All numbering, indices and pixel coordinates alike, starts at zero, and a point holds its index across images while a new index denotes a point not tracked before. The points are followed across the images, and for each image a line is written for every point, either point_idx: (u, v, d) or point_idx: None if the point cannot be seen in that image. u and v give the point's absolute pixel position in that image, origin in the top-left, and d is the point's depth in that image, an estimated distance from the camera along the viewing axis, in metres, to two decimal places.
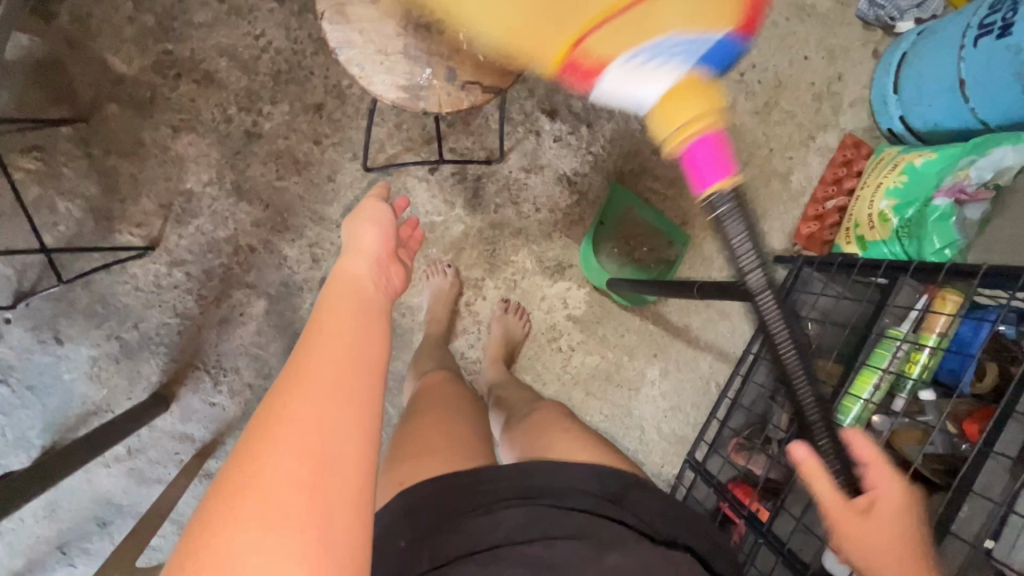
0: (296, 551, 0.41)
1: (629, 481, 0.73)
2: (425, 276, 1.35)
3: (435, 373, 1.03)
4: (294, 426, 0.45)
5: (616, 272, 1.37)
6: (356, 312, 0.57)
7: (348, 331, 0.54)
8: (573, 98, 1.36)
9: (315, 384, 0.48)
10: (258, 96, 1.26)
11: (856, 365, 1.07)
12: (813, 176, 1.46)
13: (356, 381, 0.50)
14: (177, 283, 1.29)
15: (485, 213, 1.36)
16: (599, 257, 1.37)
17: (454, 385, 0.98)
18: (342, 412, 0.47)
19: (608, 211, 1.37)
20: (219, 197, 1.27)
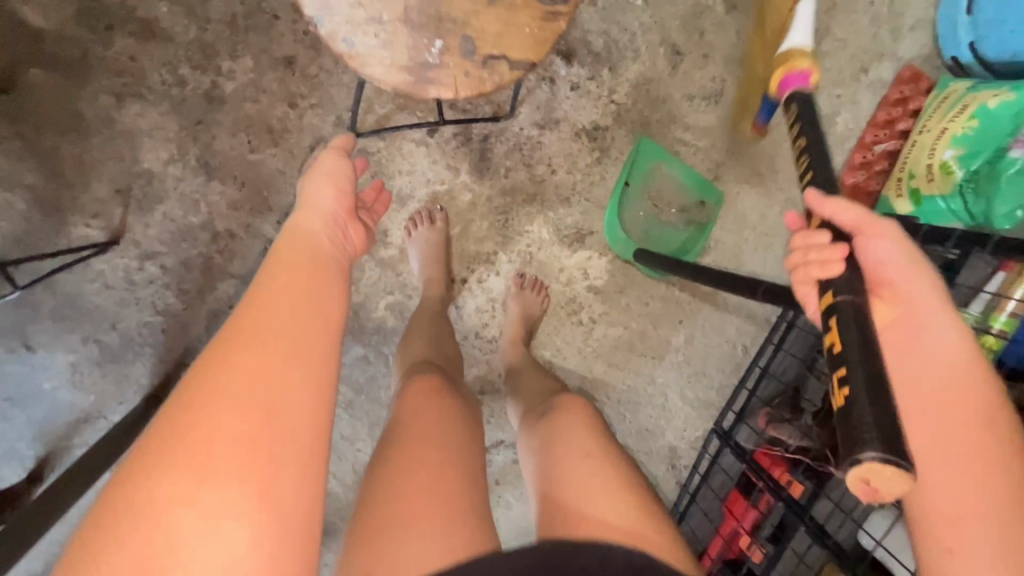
0: (236, 508, 0.47)
1: (635, 561, 0.60)
2: (407, 228, 1.18)
3: (422, 378, 0.85)
4: (243, 386, 0.51)
5: (641, 240, 1.25)
6: (310, 272, 0.63)
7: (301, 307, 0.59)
8: (592, 35, 1.14)
9: (266, 344, 0.54)
10: (215, 50, 1.04)
11: None
12: (863, 116, 1.28)
13: (307, 347, 0.56)
14: (153, 278, 1.14)
15: (495, 179, 1.19)
16: (623, 222, 1.24)
17: (440, 397, 0.80)
18: (293, 374, 0.54)
19: (635, 171, 1.22)
20: (185, 177, 1.09)
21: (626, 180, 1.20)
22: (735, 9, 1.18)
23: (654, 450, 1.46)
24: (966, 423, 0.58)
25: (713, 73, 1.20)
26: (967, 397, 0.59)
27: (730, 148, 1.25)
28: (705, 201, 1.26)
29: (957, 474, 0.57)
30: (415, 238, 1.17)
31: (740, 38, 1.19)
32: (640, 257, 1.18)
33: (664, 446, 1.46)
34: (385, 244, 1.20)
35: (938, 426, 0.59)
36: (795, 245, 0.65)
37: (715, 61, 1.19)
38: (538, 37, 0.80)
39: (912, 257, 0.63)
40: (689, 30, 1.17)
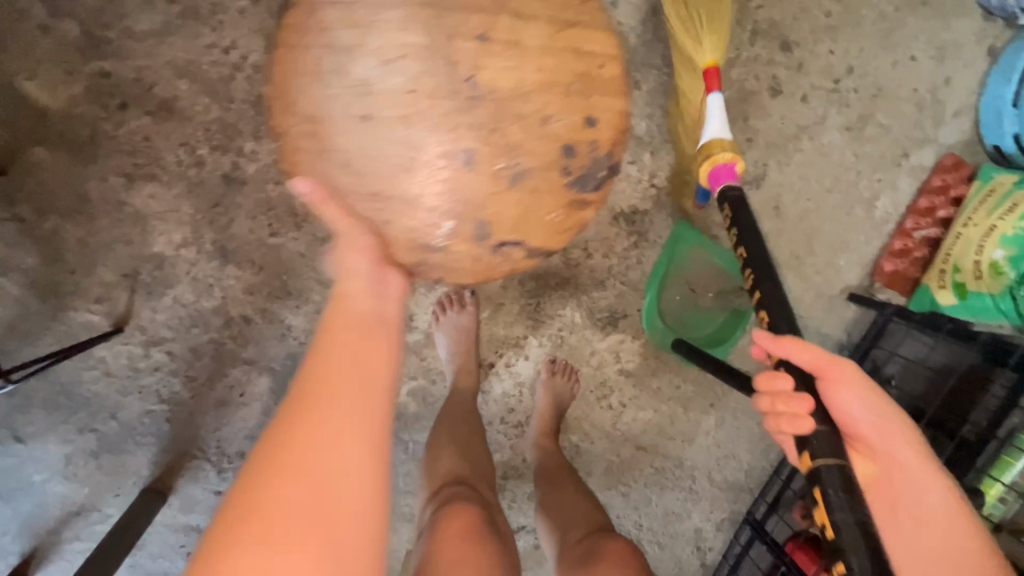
0: None
1: None
2: (435, 313, 1.11)
3: (454, 512, 0.77)
4: (287, 467, 0.46)
5: (677, 326, 1.19)
6: (364, 323, 0.55)
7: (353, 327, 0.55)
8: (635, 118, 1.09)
9: (315, 409, 0.49)
10: (236, 130, 0.97)
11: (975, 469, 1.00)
12: (902, 201, 1.25)
13: (356, 411, 0.50)
14: (158, 365, 1.05)
15: (528, 263, 1.14)
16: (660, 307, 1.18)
17: (479, 542, 0.73)
18: (342, 444, 0.48)
19: (674, 253, 1.15)
20: (197, 261, 1.01)
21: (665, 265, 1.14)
22: (780, 93, 1.14)
23: (679, 534, 1.39)
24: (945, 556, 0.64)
25: (755, 157, 1.16)
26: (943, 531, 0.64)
27: (768, 231, 1.22)
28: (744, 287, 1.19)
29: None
30: (445, 324, 1.10)
31: (783, 123, 1.15)
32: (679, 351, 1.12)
33: (689, 529, 1.39)
34: (411, 328, 1.14)
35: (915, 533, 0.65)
36: (760, 390, 0.64)
37: (757, 146, 1.15)
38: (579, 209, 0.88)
39: (873, 394, 0.65)
40: (731, 115, 1.13)
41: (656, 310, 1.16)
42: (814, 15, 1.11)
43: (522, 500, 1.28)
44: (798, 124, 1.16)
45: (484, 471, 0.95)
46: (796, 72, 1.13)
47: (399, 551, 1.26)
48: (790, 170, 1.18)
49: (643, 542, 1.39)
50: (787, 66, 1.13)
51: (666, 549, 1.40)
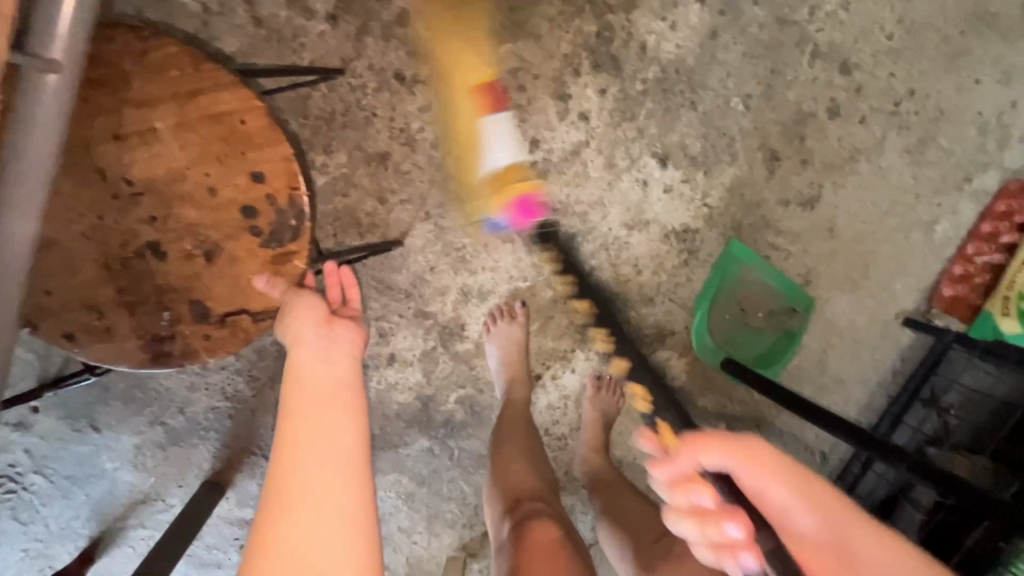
0: (337, 487, 0.54)
1: None
2: (486, 324, 1.13)
3: (539, 528, 0.83)
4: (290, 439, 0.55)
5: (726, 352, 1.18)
6: (310, 346, 0.64)
7: (327, 369, 0.62)
8: (690, 138, 1.10)
9: (302, 437, 0.56)
10: (310, 144, 1.02)
11: None
12: (962, 226, 1.22)
13: (333, 410, 0.58)
14: (225, 363, 1.11)
15: (578, 278, 1.15)
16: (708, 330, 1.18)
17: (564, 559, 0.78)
18: (329, 437, 0.56)
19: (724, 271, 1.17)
20: None
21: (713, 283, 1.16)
22: (838, 116, 1.13)
23: None
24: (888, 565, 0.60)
25: (810, 178, 1.16)
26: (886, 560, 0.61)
27: (822, 253, 1.21)
28: (794, 307, 1.20)
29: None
30: (494, 335, 1.11)
31: (840, 145, 1.15)
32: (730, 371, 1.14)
33: None
34: (462, 337, 1.16)
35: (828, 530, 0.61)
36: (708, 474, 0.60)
37: (812, 167, 1.15)
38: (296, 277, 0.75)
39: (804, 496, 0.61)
40: (788, 136, 1.13)
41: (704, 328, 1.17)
42: (875, 38, 1.11)
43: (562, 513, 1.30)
44: (855, 146, 1.15)
45: (551, 481, 0.99)
46: (855, 95, 1.13)
47: (440, 556, 1.27)
48: (846, 192, 1.18)
49: None
50: (846, 89, 1.12)
51: None
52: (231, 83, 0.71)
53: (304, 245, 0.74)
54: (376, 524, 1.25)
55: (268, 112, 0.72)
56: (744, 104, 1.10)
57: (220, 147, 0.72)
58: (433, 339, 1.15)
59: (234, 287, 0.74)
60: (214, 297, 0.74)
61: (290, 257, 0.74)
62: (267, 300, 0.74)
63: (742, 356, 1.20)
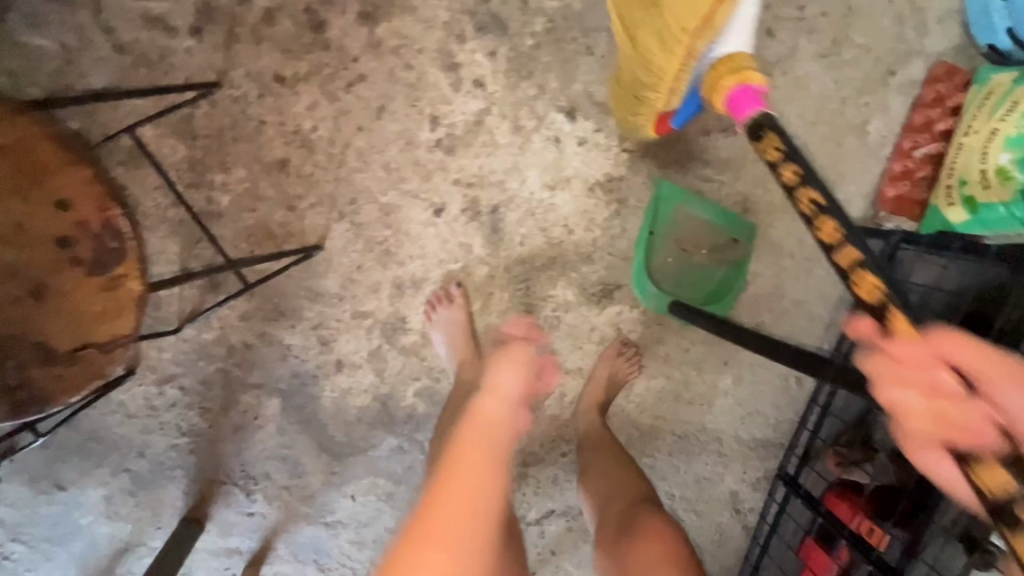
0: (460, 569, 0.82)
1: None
2: (427, 312, 1.12)
3: (454, 466, 0.91)
4: (456, 482, 0.89)
5: (675, 296, 1.16)
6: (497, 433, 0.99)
7: (492, 416, 0.99)
8: (594, 84, 1.06)
9: (457, 477, 0.89)
10: (205, 165, 0.99)
11: None
12: (895, 123, 1.18)
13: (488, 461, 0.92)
14: (174, 401, 1.10)
15: (510, 249, 1.13)
16: (654, 277, 1.16)
17: (475, 499, 0.87)
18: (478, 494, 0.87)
19: (659, 214, 1.13)
20: (188, 298, 1.05)
21: (649, 228, 1.12)
22: None
23: (715, 498, 1.38)
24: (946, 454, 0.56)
25: None
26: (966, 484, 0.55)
27: (755, 177, 1.17)
28: (734, 239, 1.17)
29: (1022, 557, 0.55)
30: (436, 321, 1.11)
31: (751, 63, 1.10)
32: (681, 312, 1.10)
33: (724, 492, 1.38)
34: (406, 330, 1.14)
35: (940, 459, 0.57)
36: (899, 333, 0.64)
37: None
38: (129, 302, 0.76)
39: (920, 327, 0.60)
40: None
41: (646, 274, 1.14)
42: None
43: (547, 484, 1.30)
44: (768, 61, 1.11)
45: (490, 452, 0.99)
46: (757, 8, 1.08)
47: None
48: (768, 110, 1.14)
49: (678, 510, 1.38)
50: None
51: (704, 517, 1.39)
52: (13, 114, 0.72)
53: (130, 266, 0.76)
54: (362, 530, 1.25)
55: (63, 140, 0.73)
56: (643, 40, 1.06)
57: (19, 180, 0.72)
58: (376, 338, 1.13)
59: (69, 319, 0.74)
60: (51, 334, 0.74)
61: (121, 280, 0.76)
62: (103, 325, 0.75)
63: (693, 297, 1.17)
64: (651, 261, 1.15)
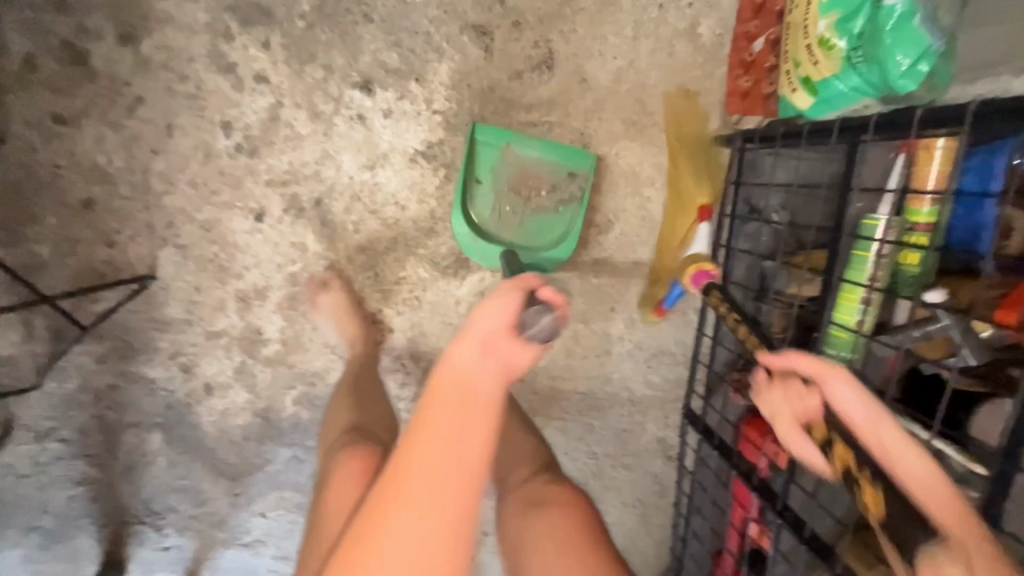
0: None
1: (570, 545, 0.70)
2: (310, 299, 1.10)
3: (353, 459, 0.79)
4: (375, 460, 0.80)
5: (515, 244, 1.09)
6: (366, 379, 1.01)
7: (471, 367, 0.60)
8: (383, 52, 1.02)
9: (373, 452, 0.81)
10: (14, 221, 1.00)
11: (828, 283, 0.80)
12: (726, 18, 1.09)
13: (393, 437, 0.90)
14: (59, 454, 1.12)
15: (347, 239, 1.10)
16: (493, 225, 1.08)
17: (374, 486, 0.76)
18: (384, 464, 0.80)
19: (483, 161, 1.06)
20: (40, 352, 1.06)
21: (474, 175, 1.05)
22: None
23: (641, 449, 1.32)
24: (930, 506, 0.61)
25: (533, 38, 1.05)
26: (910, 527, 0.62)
27: (587, 109, 1.10)
28: (575, 173, 1.09)
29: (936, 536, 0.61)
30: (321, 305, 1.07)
31: None
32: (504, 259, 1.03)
33: (650, 441, 1.31)
34: (265, 342, 1.13)
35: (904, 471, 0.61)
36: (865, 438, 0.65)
37: (529, 25, 1.04)
38: None
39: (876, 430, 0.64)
40: (486, 6, 1.02)
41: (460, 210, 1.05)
42: None
43: None
44: None
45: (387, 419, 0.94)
46: None
47: None
48: (580, 35, 1.06)
49: (606, 469, 1.32)
50: None
51: (636, 471, 1.33)
52: None
53: None
54: (283, 544, 1.26)
55: None
56: None
57: None
58: (238, 354, 1.13)
59: None
60: None
61: None
62: None
63: (530, 242, 1.09)
64: (484, 210, 1.07)
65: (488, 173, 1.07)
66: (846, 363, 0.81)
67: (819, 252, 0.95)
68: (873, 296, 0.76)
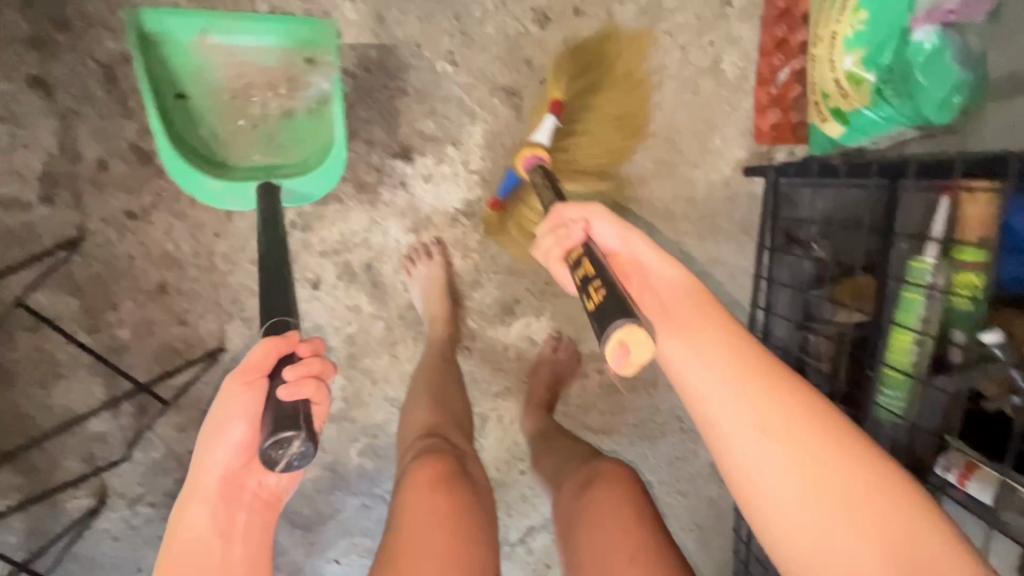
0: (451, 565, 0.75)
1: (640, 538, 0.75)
2: (406, 269, 1.13)
3: (425, 465, 0.86)
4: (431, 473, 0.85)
5: (268, 167, 0.98)
6: (440, 367, 1.09)
7: (196, 527, 0.68)
8: (420, 121, 1.07)
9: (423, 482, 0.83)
10: (98, 309, 1.08)
11: (879, 326, 0.80)
12: (750, 51, 1.10)
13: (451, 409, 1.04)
14: (149, 517, 1.21)
15: (397, 298, 1.15)
16: (222, 142, 0.98)
17: (445, 489, 0.82)
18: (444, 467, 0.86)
19: (172, 53, 0.92)
20: (127, 425, 1.15)
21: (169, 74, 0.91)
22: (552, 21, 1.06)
23: (695, 474, 1.33)
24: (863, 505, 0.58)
25: (560, 92, 1.09)
26: (794, 504, 0.58)
27: (617, 154, 1.13)
28: (314, 57, 0.95)
29: (782, 458, 0.59)
30: (416, 275, 1.11)
31: (571, 46, 1.07)
32: (259, 192, 0.94)
33: (703, 465, 1.33)
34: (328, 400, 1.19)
35: (699, 363, 0.65)
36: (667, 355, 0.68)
37: (556, 81, 1.08)
38: None
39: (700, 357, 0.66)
40: (513, 68, 1.06)
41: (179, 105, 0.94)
42: None
43: (517, 503, 1.31)
44: (588, 37, 1.07)
45: (458, 417, 1.01)
46: None
47: None
48: (605, 84, 1.09)
49: (661, 496, 1.34)
50: None
51: (691, 495, 1.35)
52: None
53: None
54: None
55: None
56: (452, 63, 1.05)
57: None
58: None
59: None
60: None
61: None
62: None
63: (295, 177, 0.98)
64: (211, 119, 0.96)
65: (217, 65, 0.94)
66: (902, 401, 0.81)
67: (864, 280, 0.96)
68: (926, 338, 0.76)
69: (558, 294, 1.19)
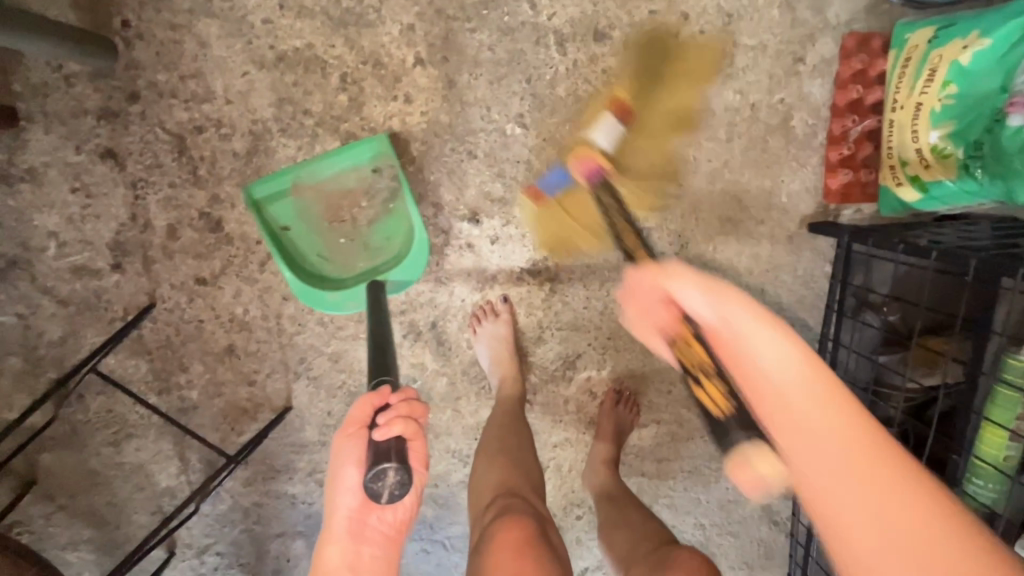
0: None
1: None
2: (471, 327, 1.12)
3: (509, 523, 0.79)
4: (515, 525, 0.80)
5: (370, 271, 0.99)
6: (510, 418, 1.04)
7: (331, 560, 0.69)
8: (489, 183, 1.06)
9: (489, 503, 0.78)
10: (168, 370, 1.09)
11: (970, 417, 0.83)
12: (821, 108, 1.08)
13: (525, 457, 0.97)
14: (216, 565, 1.22)
15: (461, 354, 1.15)
16: (330, 262, 1.00)
17: (533, 558, 0.74)
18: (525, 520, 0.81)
19: (275, 206, 0.97)
20: (196, 480, 1.16)
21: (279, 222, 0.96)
22: (623, 82, 1.04)
23: (748, 517, 1.34)
24: (906, 558, 0.48)
25: None
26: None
27: (684, 211, 1.11)
28: (379, 165, 0.99)
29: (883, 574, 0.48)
30: (481, 334, 1.11)
31: None
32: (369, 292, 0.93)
33: (756, 509, 1.34)
34: None
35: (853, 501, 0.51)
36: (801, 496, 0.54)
37: None
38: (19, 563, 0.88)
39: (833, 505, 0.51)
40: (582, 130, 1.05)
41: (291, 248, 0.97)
42: None
43: (573, 547, 1.32)
44: None
45: (534, 478, 0.94)
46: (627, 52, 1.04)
47: None
48: (673, 143, 1.08)
49: (713, 538, 1.35)
50: (615, 52, 1.03)
51: (743, 538, 1.36)
52: None
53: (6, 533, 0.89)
54: None
55: None
56: (520, 125, 1.04)
57: None
58: None
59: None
60: None
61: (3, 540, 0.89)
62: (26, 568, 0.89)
63: (393, 265, 0.97)
64: (313, 248, 0.99)
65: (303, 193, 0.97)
66: (994, 495, 0.82)
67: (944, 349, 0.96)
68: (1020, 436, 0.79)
69: (620, 348, 1.19)
